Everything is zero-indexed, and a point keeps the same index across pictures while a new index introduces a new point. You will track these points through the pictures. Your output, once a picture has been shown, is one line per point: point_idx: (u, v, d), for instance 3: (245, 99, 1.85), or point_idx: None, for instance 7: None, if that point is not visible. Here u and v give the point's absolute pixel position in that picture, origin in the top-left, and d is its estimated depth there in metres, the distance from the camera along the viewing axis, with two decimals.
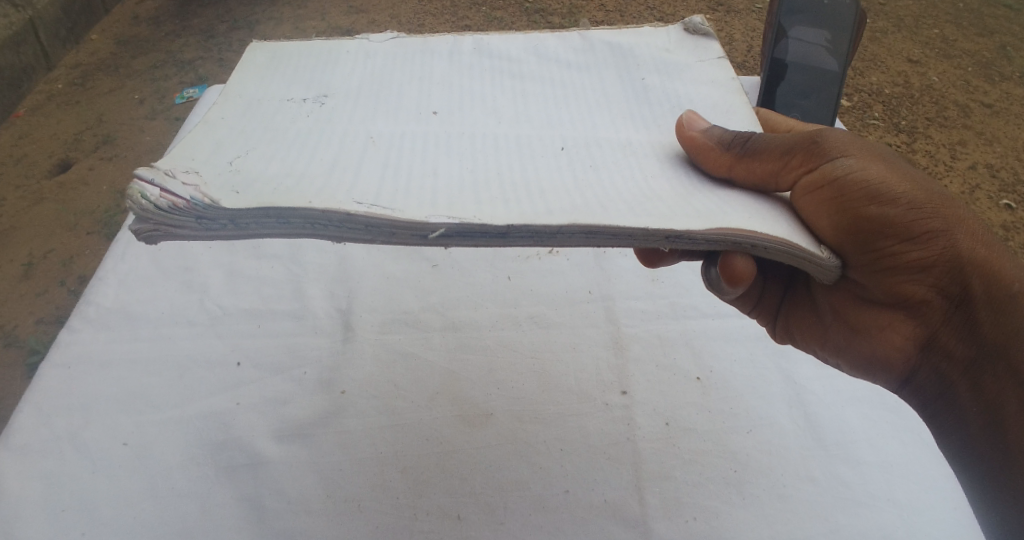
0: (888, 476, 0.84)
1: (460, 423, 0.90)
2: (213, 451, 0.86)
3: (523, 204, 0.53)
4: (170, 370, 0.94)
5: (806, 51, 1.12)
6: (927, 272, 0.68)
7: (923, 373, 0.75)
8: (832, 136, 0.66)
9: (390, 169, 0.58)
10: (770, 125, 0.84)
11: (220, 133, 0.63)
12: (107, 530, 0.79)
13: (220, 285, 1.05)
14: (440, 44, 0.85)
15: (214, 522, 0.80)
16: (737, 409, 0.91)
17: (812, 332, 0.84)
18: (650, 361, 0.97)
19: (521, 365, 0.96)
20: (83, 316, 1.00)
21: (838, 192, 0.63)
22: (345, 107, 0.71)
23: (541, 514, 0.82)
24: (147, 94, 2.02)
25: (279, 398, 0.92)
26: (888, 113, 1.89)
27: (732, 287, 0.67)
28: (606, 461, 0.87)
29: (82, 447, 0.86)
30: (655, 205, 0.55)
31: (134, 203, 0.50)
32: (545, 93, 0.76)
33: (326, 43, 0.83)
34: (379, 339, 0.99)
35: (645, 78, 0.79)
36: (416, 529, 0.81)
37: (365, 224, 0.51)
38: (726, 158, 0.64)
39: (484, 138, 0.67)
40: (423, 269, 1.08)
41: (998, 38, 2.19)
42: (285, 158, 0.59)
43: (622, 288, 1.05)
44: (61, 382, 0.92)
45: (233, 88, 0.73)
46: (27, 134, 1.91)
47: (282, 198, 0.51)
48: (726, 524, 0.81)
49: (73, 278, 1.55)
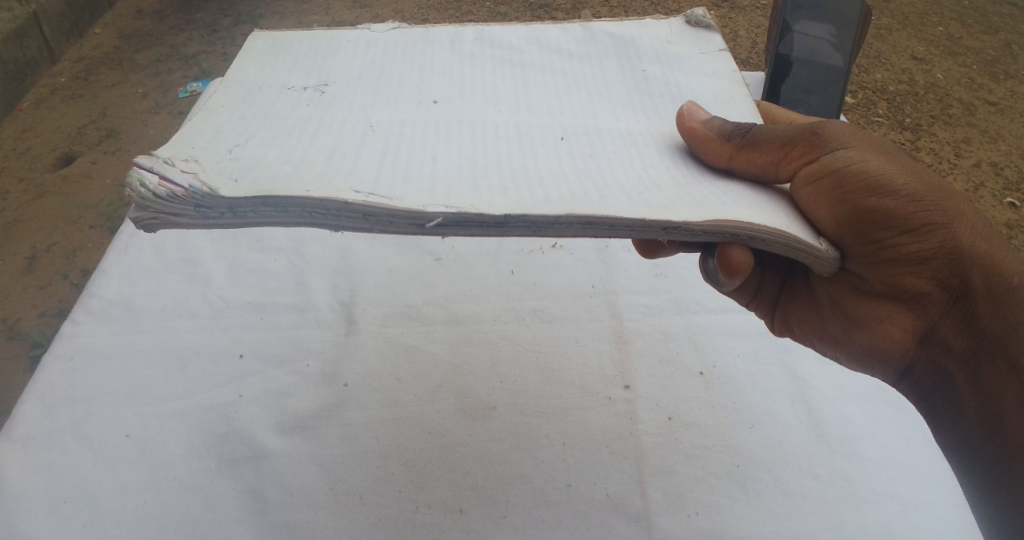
0: (891, 472, 0.84)
1: (461, 417, 0.90)
2: (215, 443, 0.86)
3: (522, 193, 0.53)
4: (172, 363, 0.94)
5: (811, 46, 1.11)
6: (926, 264, 0.68)
7: (921, 366, 0.75)
8: (833, 127, 0.66)
9: (389, 156, 0.58)
10: (772, 117, 0.83)
11: (219, 120, 0.64)
12: (109, 522, 0.79)
13: (222, 277, 1.05)
14: (441, 33, 0.85)
15: (214, 514, 0.80)
16: (739, 404, 0.91)
17: (810, 324, 0.84)
18: (651, 356, 0.96)
19: (523, 359, 0.96)
20: (85, 308, 1.00)
21: (837, 183, 0.63)
22: (345, 94, 0.71)
23: (542, 507, 0.82)
24: (150, 88, 2.03)
25: (282, 390, 0.92)
26: (893, 110, 1.89)
27: (730, 279, 0.67)
28: (607, 454, 0.87)
29: (84, 439, 0.86)
30: (654, 197, 0.55)
31: (133, 191, 0.51)
32: (546, 83, 0.77)
33: (326, 32, 0.83)
34: (381, 332, 0.99)
35: (646, 70, 0.78)
36: (417, 522, 0.81)
37: (362, 213, 0.51)
38: (727, 148, 0.64)
39: (485, 126, 0.67)
40: (426, 263, 1.08)
41: (1003, 35, 2.18)
42: (283, 145, 0.59)
43: (625, 282, 1.05)
44: (63, 374, 0.92)
45: (233, 76, 0.73)
46: (29, 127, 1.91)
47: (280, 186, 0.51)
48: (728, 520, 0.81)
49: (76, 271, 1.55)
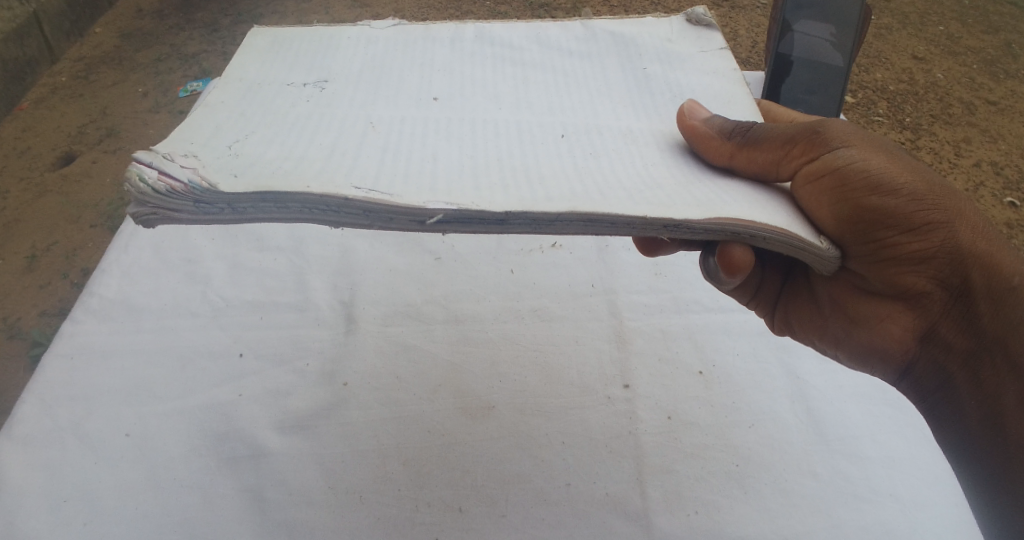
0: (891, 472, 0.84)
1: (461, 416, 0.90)
2: (215, 442, 0.86)
3: (522, 190, 0.53)
4: (172, 362, 0.94)
5: (811, 46, 1.11)
6: (926, 264, 0.68)
7: (921, 366, 0.75)
8: (834, 125, 0.66)
9: (389, 153, 0.58)
10: (772, 116, 0.83)
11: (219, 116, 0.63)
12: (108, 521, 0.79)
13: (222, 276, 1.05)
14: (441, 31, 0.85)
15: (214, 513, 0.80)
16: (739, 403, 0.91)
17: (810, 324, 0.84)
18: (651, 355, 0.96)
19: (523, 358, 0.96)
20: (85, 306, 1.00)
21: (838, 182, 0.63)
22: (345, 91, 0.71)
23: (542, 506, 0.82)
24: (151, 87, 2.03)
25: (281, 389, 0.92)
26: (893, 109, 1.89)
27: (730, 277, 0.67)
28: (607, 454, 0.87)
29: (84, 438, 0.86)
30: (655, 194, 0.55)
31: (132, 186, 0.51)
32: (547, 81, 0.76)
33: (326, 29, 0.83)
34: (380, 331, 0.99)
35: (646, 68, 0.78)
36: (417, 521, 0.81)
37: (363, 209, 0.51)
38: (727, 147, 0.64)
39: (485, 124, 0.67)
40: (426, 262, 1.08)
41: (1004, 35, 2.18)
42: (284, 142, 0.59)
43: (625, 281, 1.05)
44: (63, 373, 0.92)
45: (233, 73, 0.73)
46: (30, 127, 1.91)
47: (279, 182, 0.51)
48: (728, 519, 0.81)
49: (77, 270, 1.55)
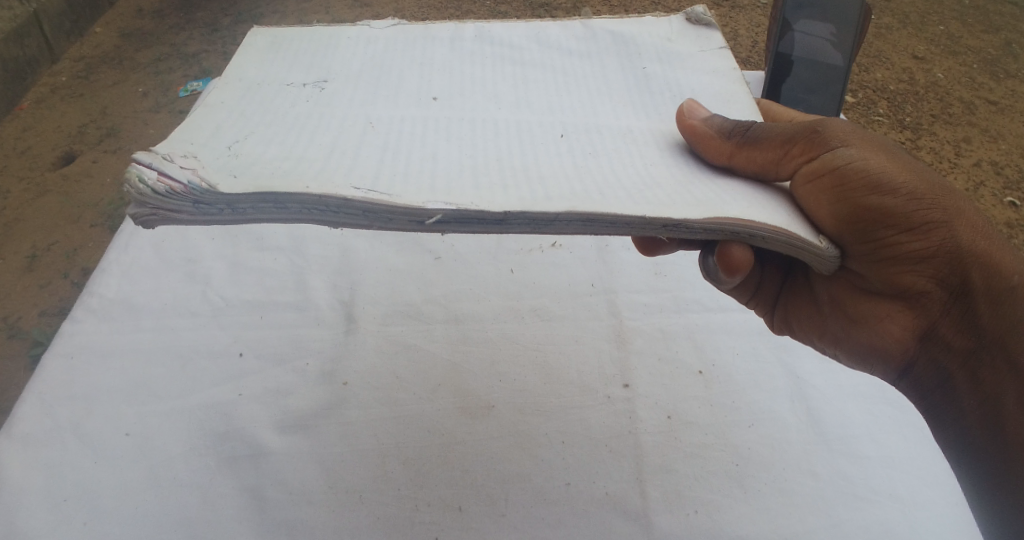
0: (891, 471, 0.84)
1: (461, 415, 0.90)
2: (215, 442, 0.86)
3: (522, 190, 0.53)
4: (172, 361, 0.94)
5: (811, 46, 1.11)
6: (926, 263, 0.68)
7: (921, 365, 0.75)
8: (833, 124, 0.66)
9: (389, 153, 0.58)
10: (772, 116, 0.83)
11: (219, 116, 0.63)
12: (108, 521, 0.79)
13: (222, 276, 1.05)
14: (441, 31, 0.85)
15: (214, 512, 0.81)
16: (739, 402, 0.91)
17: (810, 323, 0.84)
18: (651, 354, 0.97)
19: (523, 357, 0.96)
20: (85, 306, 1.00)
21: (838, 181, 0.63)
22: (345, 91, 0.71)
23: (542, 506, 0.82)
24: (151, 86, 2.03)
25: (281, 389, 0.92)
26: (893, 109, 1.89)
27: (730, 276, 0.67)
28: (607, 453, 0.87)
29: (84, 437, 0.86)
30: (654, 194, 0.55)
31: (132, 187, 0.51)
32: (546, 80, 0.76)
33: (325, 29, 0.83)
34: (380, 330, 0.99)
35: (646, 68, 0.78)
36: (416, 520, 0.81)
37: (362, 209, 0.51)
38: (726, 146, 0.64)
39: (485, 123, 0.67)
40: (426, 262, 1.08)
41: (1004, 34, 2.18)
42: (283, 142, 0.59)
43: (625, 281, 1.05)
44: (63, 372, 0.92)
45: (232, 72, 0.73)
46: (30, 126, 1.91)
47: (278, 182, 0.51)
48: (727, 518, 0.81)
49: (77, 270, 1.55)
